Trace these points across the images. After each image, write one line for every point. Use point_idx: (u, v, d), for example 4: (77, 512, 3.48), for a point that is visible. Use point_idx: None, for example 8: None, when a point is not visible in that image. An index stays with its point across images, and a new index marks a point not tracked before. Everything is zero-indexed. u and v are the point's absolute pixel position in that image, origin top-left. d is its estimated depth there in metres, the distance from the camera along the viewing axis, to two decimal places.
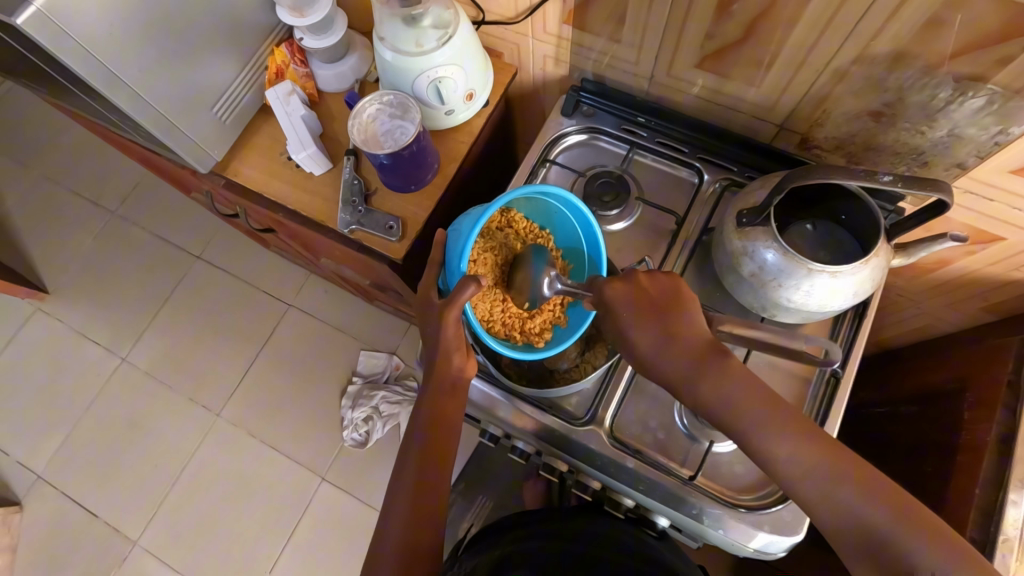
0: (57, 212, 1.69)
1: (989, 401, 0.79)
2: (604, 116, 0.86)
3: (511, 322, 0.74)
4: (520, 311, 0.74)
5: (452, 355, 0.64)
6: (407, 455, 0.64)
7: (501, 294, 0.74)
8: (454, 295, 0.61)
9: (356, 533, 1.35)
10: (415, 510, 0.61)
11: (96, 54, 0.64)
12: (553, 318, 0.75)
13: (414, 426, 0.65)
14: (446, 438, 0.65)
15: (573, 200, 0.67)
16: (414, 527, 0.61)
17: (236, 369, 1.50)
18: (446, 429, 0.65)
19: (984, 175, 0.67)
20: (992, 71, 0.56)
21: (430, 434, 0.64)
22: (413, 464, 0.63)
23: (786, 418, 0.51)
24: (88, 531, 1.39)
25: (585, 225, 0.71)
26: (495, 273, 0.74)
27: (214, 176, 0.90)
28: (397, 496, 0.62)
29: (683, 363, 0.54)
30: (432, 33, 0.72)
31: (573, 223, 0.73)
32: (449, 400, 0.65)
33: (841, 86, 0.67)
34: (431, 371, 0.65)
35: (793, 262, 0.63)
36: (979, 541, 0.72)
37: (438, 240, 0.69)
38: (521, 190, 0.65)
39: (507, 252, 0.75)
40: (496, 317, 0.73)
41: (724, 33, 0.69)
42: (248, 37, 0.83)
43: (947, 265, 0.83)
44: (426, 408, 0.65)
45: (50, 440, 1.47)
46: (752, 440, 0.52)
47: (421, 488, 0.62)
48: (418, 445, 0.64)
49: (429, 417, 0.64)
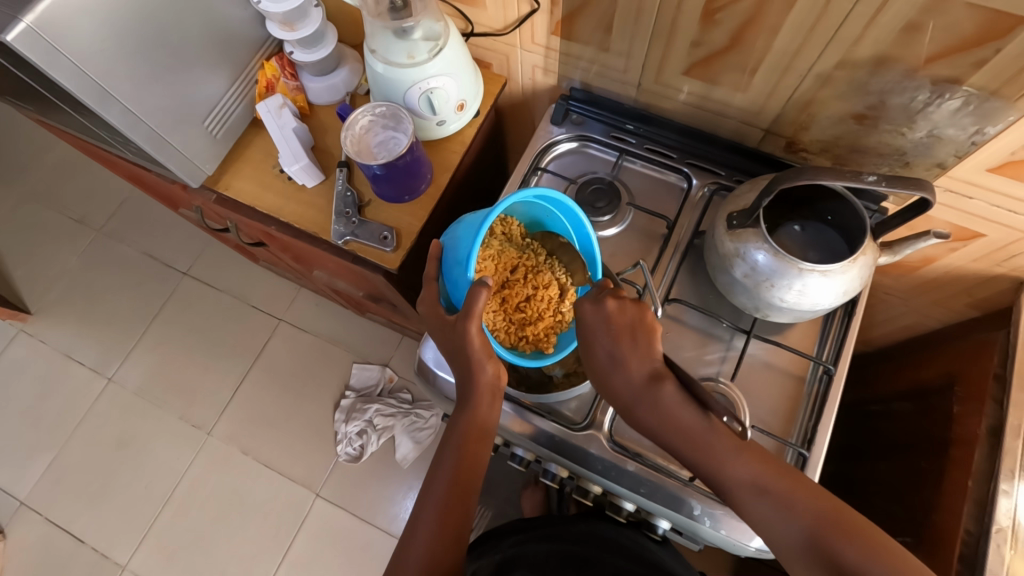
0: (41, 232, 1.66)
1: (978, 394, 0.80)
2: (593, 124, 0.87)
3: (515, 330, 0.75)
4: (522, 321, 0.75)
5: (485, 364, 0.63)
6: (437, 473, 0.65)
7: (506, 300, 0.76)
8: (468, 305, 0.61)
9: (356, 550, 1.33)
10: (441, 528, 0.62)
11: (87, 70, 0.64)
12: (555, 325, 0.75)
13: (447, 445, 0.65)
14: (477, 456, 0.65)
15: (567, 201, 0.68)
16: (441, 543, 0.61)
17: (227, 386, 1.49)
18: (476, 449, 0.65)
19: (964, 175, 0.69)
20: (969, 74, 0.58)
21: (462, 452, 0.64)
22: (443, 483, 0.64)
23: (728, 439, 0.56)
24: (75, 556, 1.36)
25: (577, 225, 0.71)
26: (496, 276, 0.76)
27: (205, 191, 0.90)
28: (423, 512, 0.63)
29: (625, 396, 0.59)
30: (423, 45, 0.73)
31: (565, 223, 0.73)
32: (487, 416, 0.64)
33: (824, 91, 0.69)
34: (464, 389, 0.64)
35: (783, 263, 0.64)
36: (974, 533, 0.74)
37: (432, 254, 0.70)
38: (519, 194, 0.65)
39: (509, 256, 0.76)
40: (501, 325, 0.75)
41: (710, 40, 0.70)
42: (238, 51, 0.83)
43: (931, 263, 0.85)
44: (462, 423, 0.64)
45: (35, 466, 1.44)
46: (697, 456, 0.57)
47: (447, 505, 0.63)
48: (450, 463, 0.64)
49: (462, 435, 0.64)
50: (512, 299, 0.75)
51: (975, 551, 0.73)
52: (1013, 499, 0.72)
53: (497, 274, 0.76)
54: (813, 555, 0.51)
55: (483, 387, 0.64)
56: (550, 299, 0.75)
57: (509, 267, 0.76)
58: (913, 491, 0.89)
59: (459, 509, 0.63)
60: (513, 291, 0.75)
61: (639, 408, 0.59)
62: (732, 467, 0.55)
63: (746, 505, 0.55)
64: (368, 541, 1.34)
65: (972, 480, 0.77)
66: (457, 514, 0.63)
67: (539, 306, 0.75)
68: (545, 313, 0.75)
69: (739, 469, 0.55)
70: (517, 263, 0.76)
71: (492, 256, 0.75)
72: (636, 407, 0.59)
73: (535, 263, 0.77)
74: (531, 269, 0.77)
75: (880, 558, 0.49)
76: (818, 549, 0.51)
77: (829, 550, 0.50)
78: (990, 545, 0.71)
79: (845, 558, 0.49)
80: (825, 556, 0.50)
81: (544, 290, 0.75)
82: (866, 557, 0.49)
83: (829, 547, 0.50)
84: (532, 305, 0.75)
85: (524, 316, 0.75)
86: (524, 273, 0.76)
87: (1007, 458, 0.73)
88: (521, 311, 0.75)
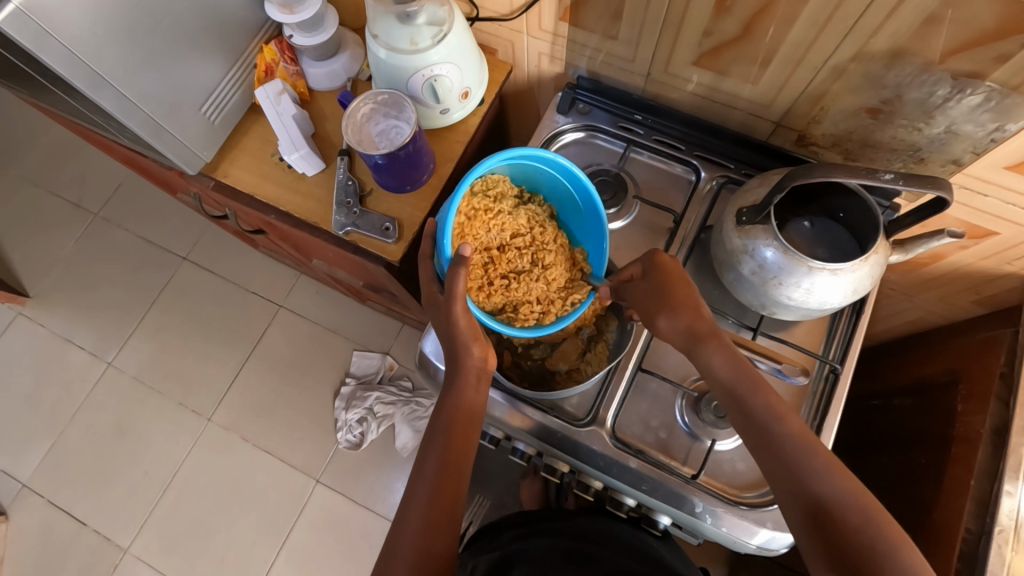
0: (37, 215, 1.65)
1: (982, 392, 0.80)
2: (599, 114, 0.85)
3: (512, 303, 0.74)
4: (522, 296, 0.73)
5: (470, 345, 0.65)
6: (426, 458, 0.63)
7: (494, 261, 0.74)
8: (447, 286, 0.62)
9: (356, 537, 1.34)
10: (433, 512, 0.60)
11: (80, 54, 0.62)
12: (556, 303, 0.73)
13: (434, 429, 0.65)
14: (466, 439, 0.65)
15: (568, 165, 0.69)
16: (432, 530, 0.59)
17: (227, 372, 1.48)
18: (465, 430, 0.64)
19: (980, 172, 0.67)
20: (990, 69, 0.56)
21: (450, 434, 0.64)
22: (433, 465, 0.62)
23: (776, 399, 0.57)
24: (77, 539, 1.37)
25: (578, 186, 0.72)
26: (493, 245, 0.74)
27: (203, 178, 0.88)
28: (414, 495, 0.61)
29: (699, 328, 0.61)
30: (427, 30, 0.71)
31: (569, 187, 0.73)
32: (473, 400, 0.65)
33: (838, 84, 0.67)
34: (450, 369, 0.66)
35: (793, 260, 0.63)
36: (975, 532, 0.73)
37: (427, 232, 0.69)
38: (500, 155, 0.67)
39: (514, 224, 0.74)
40: (498, 298, 0.74)
41: (722, 29, 0.68)
42: (235, 34, 0.81)
43: (941, 260, 0.84)
44: (450, 405, 0.65)
45: (36, 450, 1.44)
46: (747, 404, 0.57)
47: (440, 487, 0.61)
48: (439, 445, 0.63)
49: (450, 417, 0.64)
50: (501, 264, 0.74)
51: (974, 549, 0.73)
52: (1015, 499, 0.71)
53: (492, 233, 0.74)
54: (842, 537, 0.50)
55: (470, 370, 0.65)
56: (543, 282, 0.73)
57: (515, 236, 0.75)
58: (913, 488, 0.89)
59: (451, 493, 0.61)
60: (505, 256, 0.74)
61: (712, 343, 0.60)
62: (781, 420, 0.56)
63: (786, 468, 0.54)
64: (368, 527, 1.35)
65: (974, 478, 0.76)
66: (450, 499, 0.61)
67: (529, 284, 0.73)
68: (542, 290, 0.73)
69: (786, 424, 0.56)
70: (520, 230, 0.75)
71: (491, 211, 0.73)
72: (700, 344, 0.60)
73: (541, 238, 0.75)
74: (535, 243, 0.75)
75: (907, 553, 0.48)
76: (846, 527, 0.50)
77: (855, 532, 0.50)
78: (991, 545, 0.71)
79: (872, 538, 0.49)
80: (853, 534, 0.50)
81: (541, 270, 0.74)
82: (894, 548, 0.49)
83: (857, 523, 0.50)
84: (520, 281, 0.73)
85: (524, 290, 0.73)
86: (524, 243, 0.75)
87: (1010, 457, 0.73)
88: (505, 278, 0.74)
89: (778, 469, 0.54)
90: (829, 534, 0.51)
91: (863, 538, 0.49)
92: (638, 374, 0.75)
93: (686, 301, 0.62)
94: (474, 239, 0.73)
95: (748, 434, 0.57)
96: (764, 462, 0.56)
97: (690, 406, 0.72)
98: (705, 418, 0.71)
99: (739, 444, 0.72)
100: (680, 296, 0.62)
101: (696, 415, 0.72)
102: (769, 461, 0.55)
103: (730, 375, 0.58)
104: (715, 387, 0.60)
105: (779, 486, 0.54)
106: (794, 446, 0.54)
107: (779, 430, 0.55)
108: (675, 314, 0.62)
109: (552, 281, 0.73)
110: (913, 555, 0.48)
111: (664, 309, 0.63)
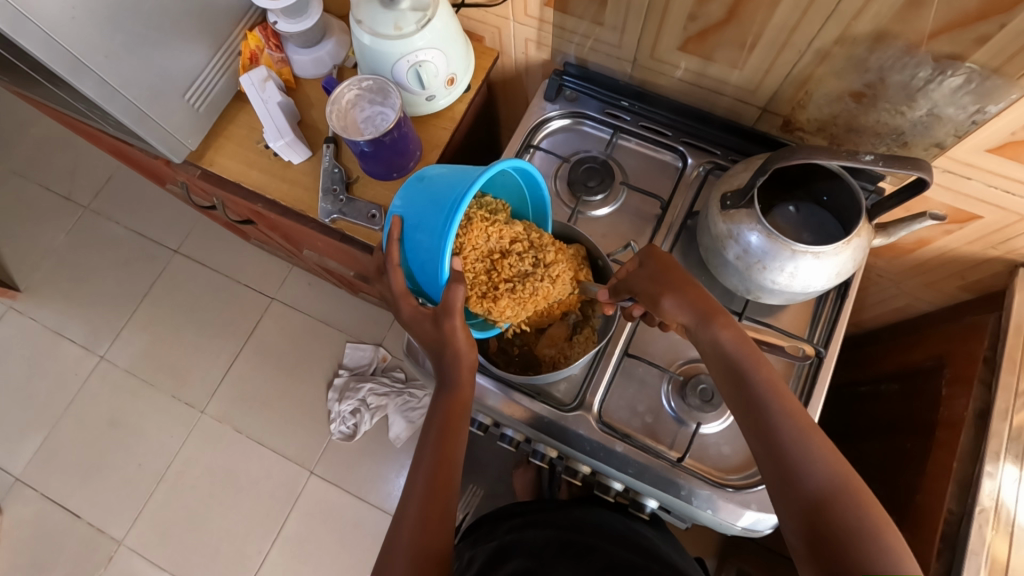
0: (27, 208, 1.64)
1: (966, 376, 0.80)
2: (587, 101, 0.86)
3: (521, 305, 0.67)
4: (531, 298, 0.67)
5: (463, 347, 0.62)
6: (420, 455, 0.63)
7: (496, 267, 0.68)
8: (445, 300, 0.60)
9: (349, 527, 1.34)
10: (428, 507, 0.60)
11: (58, 38, 0.62)
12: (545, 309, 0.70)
13: (427, 427, 0.65)
14: (457, 435, 0.64)
15: (534, 171, 0.64)
16: (428, 526, 0.59)
17: (220, 364, 1.48)
18: (458, 426, 0.64)
19: (962, 156, 0.68)
20: (971, 50, 0.57)
21: (444, 430, 0.64)
22: (428, 463, 0.62)
23: (772, 380, 0.58)
24: (71, 531, 1.37)
25: (535, 189, 0.69)
26: (485, 252, 0.68)
27: (190, 167, 0.88)
28: (412, 489, 0.61)
29: (707, 306, 0.61)
30: (411, 15, 0.71)
31: (527, 189, 0.71)
32: (465, 395, 0.65)
33: (823, 67, 0.67)
34: (444, 365, 0.64)
35: (777, 244, 0.63)
36: (957, 513, 0.74)
37: (394, 236, 0.63)
38: (504, 161, 0.59)
39: (508, 232, 0.68)
40: (505, 304, 0.67)
41: (707, 14, 0.68)
42: (220, 21, 0.81)
43: (926, 245, 0.84)
44: (443, 403, 0.65)
45: (29, 443, 1.44)
46: (748, 382, 0.58)
47: (434, 480, 0.61)
48: (433, 440, 0.63)
49: (444, 414, 0.64)
50: (503, 270, 0.67)
51: (957, 531, 0.74)
52: (996, 481, 0.72)
53: (491, 240, 0.68)
54: (825, 515, 0.50)
55: (466, 365, 0.63)
56: (548, 281, 0.67)
57: (507, 244, 0.68)
58: (899, 472, 0.89)
59: (443, 490, 0.61)
60: (506, 261, 0.68)
61: (719, 320, 0.61)
62: (780, 403, 0.56)
63: (778, 444, 0.55)
64: (361, 517, 1.35)
65: (957, 461, 0.77)
66: (443, 494, 0.61)
67: (535, 286, 0.67)
68: (547, 290, 0.68)
69: (782, 404, 0.56)
70: (518, 236, 0.69)
71: (487, 219, 0.68)
72: (705, 322, 0.61)
73: (534, 240, 0.69)
74: (534, 245, 0.69)
75: (890, 535, 0.49)
76: (829, 505, 0.51)
77: (840, 510, 0.50)
78: (972, 526, 0.72)
79: (854, 516, 0.50)
80: (836, 512, 0.50)
81: (545, 270, 0.68)
82: (875, 529, 0.49)
83: (842, 501, 0.50)
84: (525, 284, 0.67)
85: (533, 293, 0.67)
86: (524, 247, 0.69)
87: (992, 440, 0.73)
88: (509, 283, 0.67)
89: (770, 448, 0.55)
90: (815, 509, 0.51)
91: (848, 515, 0.50)
92: (624, 359, 0.76)
93: (687, 281, 0.63)
94: (471, 248, 0.67)
95: (746, 413, 0.58)
96: (757, 442, 0.56)
97: (676, 390, 0.73)
98: (691, 402, 0.72)
99: (725, 427, 0.73)
100: (681, 276, 0.63)
101: (682, 400, 0.73)
102: (764, 440, 0.56)
103: (731, 352, 0.60)
104: (717, 366, 0.61)
105: (770, 467, 0.55)
106: (789, 429, 0.55)
107: (775, 409, 0.56)
108: (681, 292, 0.62)
109: (558, 279, 0.68)
110: (893, 537, 0.49)
111: (671, 289, 0.63)
